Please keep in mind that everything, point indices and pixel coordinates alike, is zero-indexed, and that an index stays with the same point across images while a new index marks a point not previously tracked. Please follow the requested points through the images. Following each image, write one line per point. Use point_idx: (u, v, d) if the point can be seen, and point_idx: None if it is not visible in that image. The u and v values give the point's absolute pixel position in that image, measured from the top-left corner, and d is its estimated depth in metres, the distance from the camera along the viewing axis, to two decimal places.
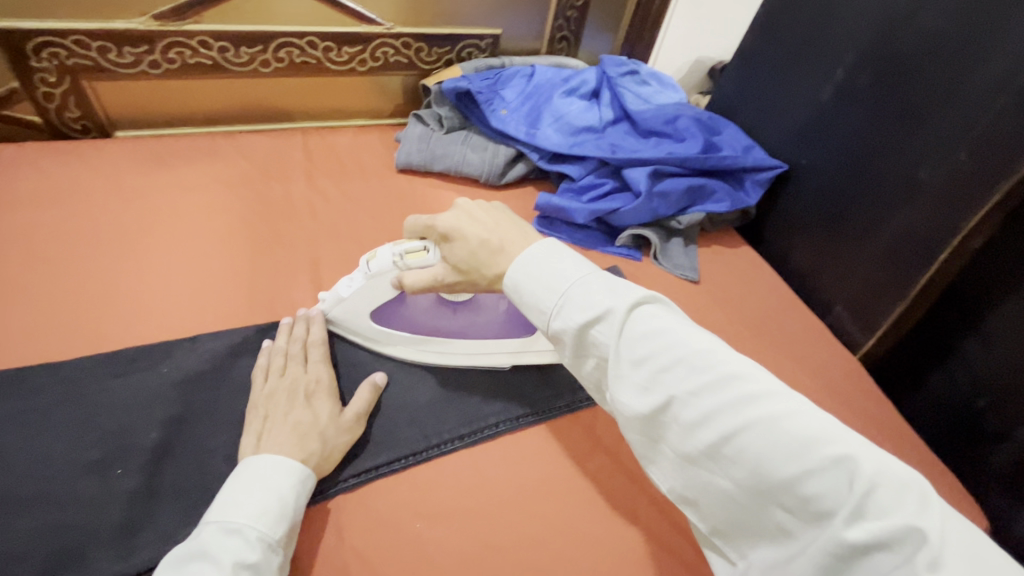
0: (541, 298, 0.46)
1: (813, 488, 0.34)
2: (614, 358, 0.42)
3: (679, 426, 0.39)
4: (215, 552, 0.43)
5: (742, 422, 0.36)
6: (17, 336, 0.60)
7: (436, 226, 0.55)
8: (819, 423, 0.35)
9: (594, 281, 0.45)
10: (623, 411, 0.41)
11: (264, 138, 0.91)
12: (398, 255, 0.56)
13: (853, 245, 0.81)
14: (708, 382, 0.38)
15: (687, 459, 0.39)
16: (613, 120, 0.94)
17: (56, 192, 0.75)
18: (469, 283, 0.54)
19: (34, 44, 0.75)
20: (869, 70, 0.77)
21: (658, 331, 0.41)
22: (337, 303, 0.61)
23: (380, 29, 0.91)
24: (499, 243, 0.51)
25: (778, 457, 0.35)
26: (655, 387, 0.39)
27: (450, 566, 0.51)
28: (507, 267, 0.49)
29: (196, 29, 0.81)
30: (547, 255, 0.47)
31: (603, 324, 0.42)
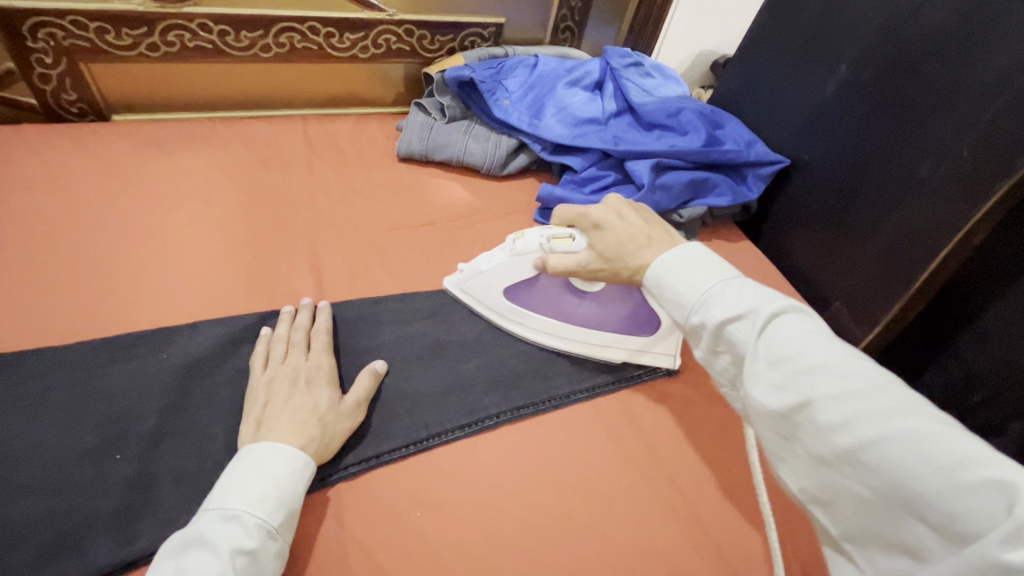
0: (680, 290, 0.47)
1: (964, 509, 0.31)
2: (752, 356, 0.42)
3: (815, 427, 0.38)
4: (214, 538, 0.43)
5: (887, 432, 0.35)
6: (15, 320, 0.60)
7: (586, 216, 0.59)
8: (975, 445, 0.33)
9: (736, 282, 0.45)
10: (755, 407, 0.41)
11: (264, 124, 0.90)
12: (546, 239, 0.61)
13: (855, 241, 0.81)
14: (854, 390, 0.37)
15: (820, 461, 0.38)
16: (616, 112, 0.94)
17: (54, 175, 0.74)
18: (610, 272, 0.57)
19: (31, 24, 0.74)
20: (871, 67, 0.77)
21: (803, 335, 0.40)
22: (476, 275, 0.68)
23: (382, 16, 0.90)
24: (647, 238, 0.54)
25: (925, 471, 0.33)
26: (792, 387, 0.39)
27: (451, 554, 0.51)
28: (651, 259, 0.52)
29: (196, 11, 0.80)
30: (688, 253, 0.49)
31: (743, 322, 0.43)
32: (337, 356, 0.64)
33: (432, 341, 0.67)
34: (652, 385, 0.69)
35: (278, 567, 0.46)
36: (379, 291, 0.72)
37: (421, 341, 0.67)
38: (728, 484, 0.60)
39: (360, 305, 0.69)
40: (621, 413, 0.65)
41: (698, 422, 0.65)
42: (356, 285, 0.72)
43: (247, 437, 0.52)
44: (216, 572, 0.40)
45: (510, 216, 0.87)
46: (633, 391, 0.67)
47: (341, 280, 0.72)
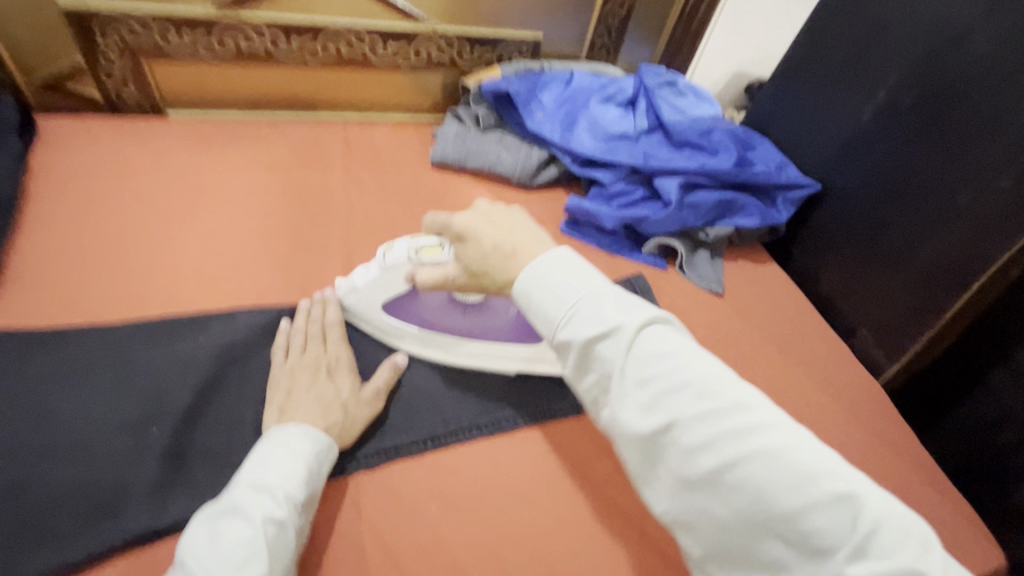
0: (547, 304, 0.45)
1: (817, 523, 0.35)
2: (619, 376, 0.41)
3: (680, 450, 0.39)
4: (247, 507, 0.44)
5: (746, 452, 0.37)
6: (70, 297, 0.64)
7: (451, 226, 0.55)
8: (819, 460, 0.37)
9: (600, 293, 0.44)
10: (623, 429, 0.41)
11: (306, 125, 0.94)
12: (413, 251, 0.57)
13: (886, 268, 0.80)
14: (715, 410, 0.39)
15: (686, 483, 0.39)
16: (647, 129, 0.95)
17: (113, 165, 0.79)
18: (478, 287, 0.53)
19: (102, 24, 0.79)
20: (912, 93, 0.77)
21: (668, 352, 0.41)
22: (352, 291, 0.63)
23: (424, 28, 0.93)
24: (511, 249, 0.50)
25: (782, 488, 0.36)
26: (659, 409, 0.40)
27: (466, 551, 0.52)
28: (518, 273, 0.48)
29: (252, 18, 0.84)
30: (554, 259, 0.47)
31: (611, 340, 0.42)
32: (363, 350, 0.65)
33: None
34: None
35: (302, 540, 0.47)
36: None
37: None
38: None
39: None
40: None
41: None
42: None
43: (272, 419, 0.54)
44: (250, 537, 0.42)
45: None
46: None
47: None
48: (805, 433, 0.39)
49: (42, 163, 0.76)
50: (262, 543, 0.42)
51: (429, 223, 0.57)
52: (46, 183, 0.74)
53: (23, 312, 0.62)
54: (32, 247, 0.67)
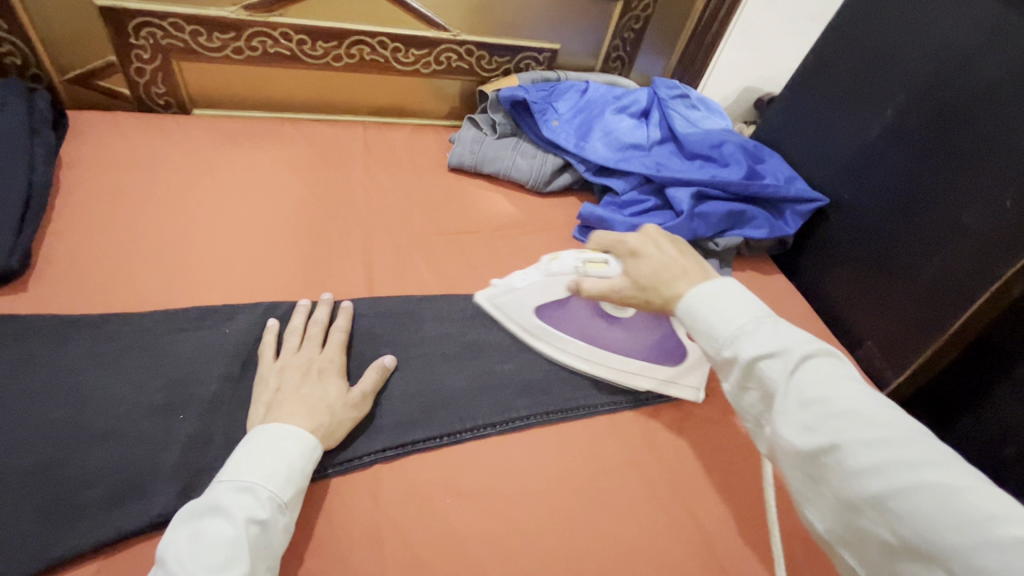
0: (713, 323, 0.48)
1: (990, 564, 0.32)
2: (783, 395, 0.43)
3: (842, 471, 0.39)
4: (230, 507, 0.45)
5: (915, 482, 0.36)
6: (100, 285, 0.66)
7: (623, 242, 0.61)
8: (1002, 503, 0.34)
9: (769, 321, 0.47)
10: (784, 445, 0.43)
11: (328, 127, 0.96)
12: (579, 262, 0.63)
13: (892, 282, 0.82)
14: (883, 438, 0.38)
15: (846, 504, 0.39)
16: (660, 140, 0.97)
17: (140, 159, 0.81)
18: (643, 301, 0.58)
19: (136, 23, 0.82)
20: (918, 113, 0.79)
21: (835, 380, 0.42)
22: (508, 292, 0.70)
23: (446, 36, 0.96)
24: (682, 269, 0.55)
25: (953, 525, 0.34)
26: (822, 429, 0.41)
27: (480, 544, 0.54)
28: (684, 290, 0.53)
29: (281, 21, 0.86)
30: (721, 286, 0.50)
31: (776, 361, 0.44)
32: (382, 346, 0.67)
33: (471, 341, 0.70)
34: (679, 404, 0.70)
35: (287, 539, 0.48)
36: (423, 290, 0.76)
37: (460, 340, 0.70)
38: (746, 507, 0.61)
39: (405, 301, 0.73)
40: (647, 427, 0.66)
41: (720, 443, 0.67)
42: (403, 283, 0.76)
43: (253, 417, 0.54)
44: (231, 538, 0.43)
45: (550, 231, 0.90)
46: (661, 408, 0.69)
47: (390, 277, 0.76)
48: (983, 477, 0.36)
49: (72, 156, 0.79)
50: (245, 542, 0.43)
51: (597, 241, 0.64)
52: (78, 174, 0.76)
53: (56, 299, 0.64)
54: (64, 236, 0.69)
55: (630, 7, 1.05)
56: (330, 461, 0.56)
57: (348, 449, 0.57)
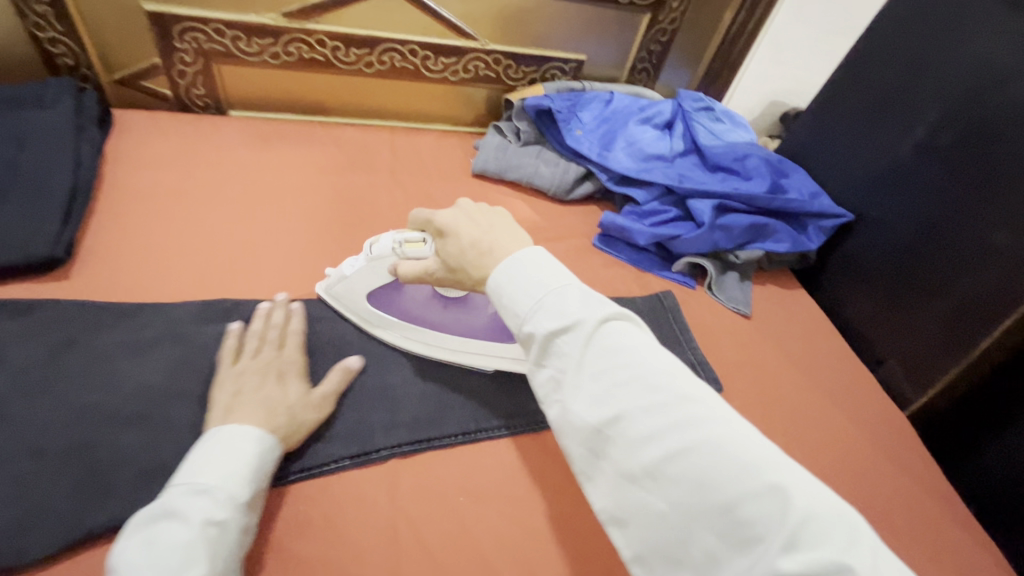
0: (516, 299, 0.46)
1: (747, 513, 0.35)
2: (574, 369, 0.42)
3: (625, 442, 0.39)
4: (185, 510, 0.44)
5: (688, 443, 0.37)
6: (138, 276, 0.69)
7: (433, 220, 0.58)
8: (760, 454, 0.37)
9: (568, 291, 0.45)
10: (572, 422, 0.42)
11: (357, 130, 0.99)
12: (398, 243, 0.59)
13: (918, 301, 0.81)
14: (660, 402, 0.39)
15: (627, 476, 0.39)
16: (683, 152, 0.98)
17: (179, 157, 0.84)
18: (455, 280, 0.56)
19: (181, 28, 0.85)
20: (950, 132, 0.78)
21: (622, 347, 0.42)
22: (340, 280, 0.66)
23: (475, 45, 0.98)
24: (486, 245, 0.52)
25: (719, 480, 0.36)
26: (609, 401, 0.40)
27: (491, 543, 0.54)
28: (491, 268, 0.50)
29: (317, 28, 0.90)
30: (527, 257, 0.48)
31: (569, 334, 0.43)
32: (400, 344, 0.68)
33: None
34: None
35: (248, 541, 0.47)
36: None
37: None
38: None
39: None
40: None
41: None
42: None
43: (233, 410, 0.53)
44: (186, 541, 0.42)
45: (570, 238, 0.91)
46: None
47: None
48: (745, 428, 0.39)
49: (116, 152, 0.82)
50: (202, 544, 0.42)
51: (415, 219, 0.60)
52: (122, 170, 0.80)
53: (96, 287, 0.67)
54: (105, 227, 0.73)
55: (657, 20, 1.06)
56: (349, 453, 0.58)
57: (367, 442, 0.59)
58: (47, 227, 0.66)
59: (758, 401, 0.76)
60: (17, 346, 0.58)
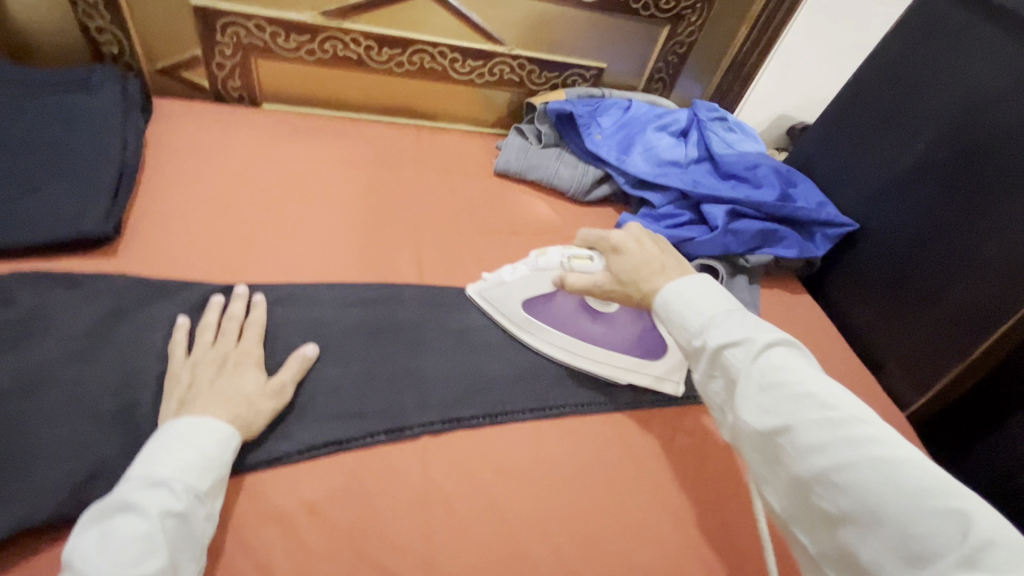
0: (687, 316, 0.55)
1: (923, 530, 0.38)
2: (744, 380, 0.48)
3: (795, 449, 0.44)
4: (140, 503, 0.44)
5: (860, 458, 0.41)
6: (179, 256, 0.72)
7: (606, 239, 0.66)
8: (938, 477, 0.39)
9: (738, 314, 0.53)
10: (744, 427, 0.48)
11: (384, 127, 1.03)
12: (567, 258, 0.67)
13: (916, 308, 0.85)
14: (837, 419, 0.43)
15: (797, 480, 0.44)
16: (697, 159, 1.02)
17: (216, 145, 0.88)
18: (623, 294, 0.63)
19: (223, 22, 0.89)
20: (947, 149, 0.83)
21: (793, 367, 0.48)
22: (498, 285, 0.73)
23: (502, 50, 1.02)
24: (661, 265, 0.61)
25: (893, 495, 0.39)
26: (778, 411, 0.46)
27: (519, 516, 0.58)
28: (661, 285, 0.59)
29: (352, 28, 0.93)
30: (698, 284, 0.56)
31: (739, 349, 0.50)
32: (429, 329, 0.72)
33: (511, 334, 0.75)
34: None
35: (209, 528, 0.48)
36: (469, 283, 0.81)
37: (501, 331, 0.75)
38: None
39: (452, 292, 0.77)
40: (676, 425, 0.70)
41: None
42: (451, 274, 0.81)
43: (200, 399, 0.53)
44: (144, 534, 0.43)
45: None
46: (690, 409, 0.72)
47: (440, 268, 0.81)
48: (917, 453, 0.42)
49: (157, 138, 0.86)
50: (162, 535, 0.43)
51: (584, 237, 0.68)
52: (162, 155, 0.83)
53: (140, 265, 0.70)
54: (149, 208, 0.76)
55: (675, 33, 1.10)
56: (382, 428, 0.61)
57: (399, 420, 0.62)
58: (97, 207, 0.70)
59: None
60: (67, 315, 0.61)
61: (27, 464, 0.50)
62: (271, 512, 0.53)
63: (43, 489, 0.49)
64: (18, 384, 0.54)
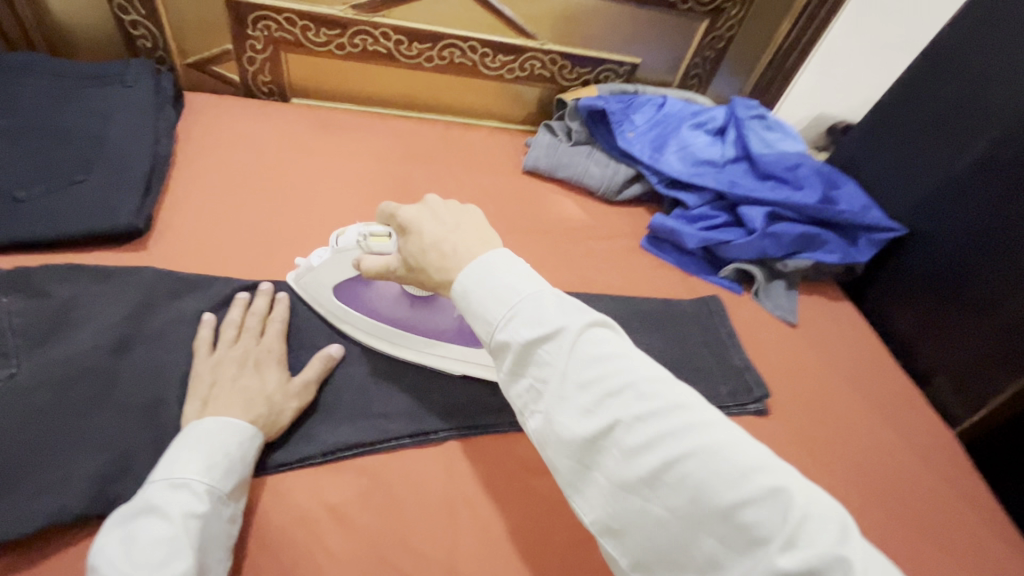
0: (487, 305, 0.43)
1: (749, 517, 0.33)
2: (557, 378, 0.40)
3: (617, 451, 0.37)
4: (164, 505, 0.44)
5: (682, 450, 0.35)
6: (207, 251, 0.72)
7: (398, 216, 0.54)
8: (753, 455, 0.35)
9: (542, 297, 0.42)
10: (558, 432, 0.39)
11: (412, 123, 1.01)
12: (363, 236, 0.58)
13: (971, 319, 0.80)
14: (655, 409, 0.37)
15: (623, 486, 0.37)
16: (733, 158, 0.98)
17: (245, 140, 0.87)
18: (416, 280, 0.52)
19: (255, 17, 0.89)
20: (1011, 148, 0.77)
21: (604, 353, 0.40)
22: (308, 271, 0.63)
23: (533, 44, 1.00)
24: (447, 247, 0.48)
25: (719, 484, 0.34)
26: (595, 411, 0.38)
27: (548, 528, 0.56)
28: (455, 274, 0.47)
29: (383, 22, 0.92)
30: (496, 262, 0.45)
31: (551, 343, 0.40)
32: None
33: None
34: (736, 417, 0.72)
35: (231, 530, 0.47)
36: None
37: None
38: None
39: None
40: None
41: None
42: None
43: (223, 398, 0.53)
44: (169, 535, 0.42)
45: (618, 239, 0.92)
46: None
47: None
48: (737, 428, 0.37)
49: (188, 132, 0.86)
50: (186, 537, 0.42)
51: (380, 212, 0.56)
52: (194, 150, 0.83)
53: (169, 259, 0.70)
54: (179, 202, 0.76)
55: (713, 27, 1.06)
56: (408, 432, 0.59)
57: (426, 424, 0.60)
58: (129, 200, 0.70)
59: (806, 410, 0.75)
60: (97, 308, 0.61)
61: (57, 458, 0.50)
62: (295, 513, 0.53)
63: (72, 483, 0.49)
64: (48, 376, 0.54)
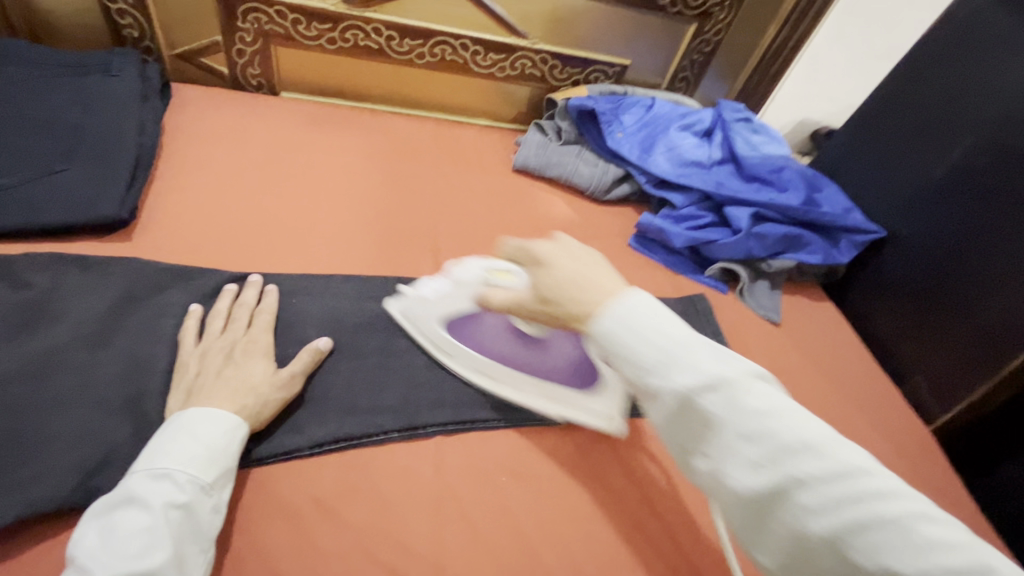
0: (634, 345, 0.41)
1: None
2: (724, 430, 0.39)
3: (795, 510, 0.36)
4: (144, 495, 0.43)
5: (872, 518, 0.34)
6: (193, 243, 0.71)
7: (528, 250, 0.52)
8: (955, 533, 0.33)
9: (697, 342, 0.41)
10: (727, 484, 0.39)
11: (402, 119, 1.01)
12: (486, 272, 0.65)
13: (946, 321, 0.83)
14: (835, 471, 0.36)
15: (799, 545, 0.36)
16: (720, 160, 1.00)
17: (232, 132, 0.87)
18: (548, 317, 0.49)
19: (246, 9, 0.88)
20: (986, 157, 0.80)
21: (775, 407, 0.38)
22: (417, 299, 0.68)
23: (524, 43, 1.00)
24: (598, 281, 0.46)
25: (912, 558, 0.33)
26: (770, 467, 0.37)
27: (534, 521, 0.56)
28: (598, 309, 0.44)
29: (375, 17, 0.92)
30: (639, 300, 0.43)
31: (715, 393, 0.39)
32: None
33: None
34: None
35: (216, 520, 0.47)
36: None
37: None
38: None
39: None
40: None
41: None
42: None
43: (208, 389, 0.52)
44: (147, 527, 0.42)
45: (607, 238, 0.93)
46: None
47: None
48: (924, 498, 0.36)
49: (174, 123, 0.85)
50: (164, 528, 0.42)
51: (506, 247, 0.55)
52: (180, 141, 0.82)
53: (153, 250, 0.69)
54: (164, 194, 0.75)
55: (702, 31, 1.08)
56: (396, 425, 0.60)
57: (414, 416, 0.61)
58: (112, 190, 0.69)
59: None
60: (79, 298, 0.60)
61: (35, 448, 0.49)
62: (280, 506, 0.52)
63: (51, 473, 0.48)
64: (28, 366, 0.53)
